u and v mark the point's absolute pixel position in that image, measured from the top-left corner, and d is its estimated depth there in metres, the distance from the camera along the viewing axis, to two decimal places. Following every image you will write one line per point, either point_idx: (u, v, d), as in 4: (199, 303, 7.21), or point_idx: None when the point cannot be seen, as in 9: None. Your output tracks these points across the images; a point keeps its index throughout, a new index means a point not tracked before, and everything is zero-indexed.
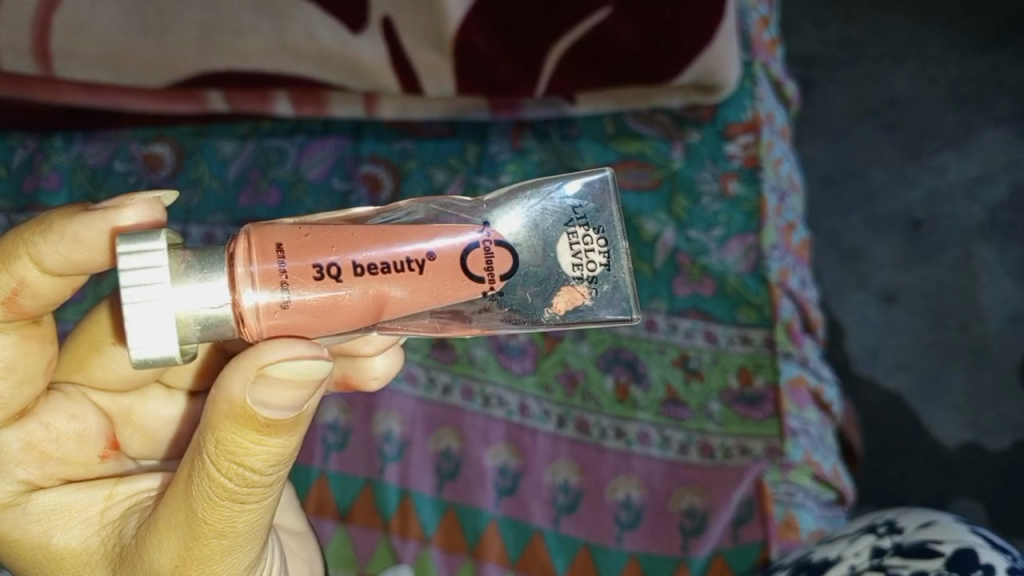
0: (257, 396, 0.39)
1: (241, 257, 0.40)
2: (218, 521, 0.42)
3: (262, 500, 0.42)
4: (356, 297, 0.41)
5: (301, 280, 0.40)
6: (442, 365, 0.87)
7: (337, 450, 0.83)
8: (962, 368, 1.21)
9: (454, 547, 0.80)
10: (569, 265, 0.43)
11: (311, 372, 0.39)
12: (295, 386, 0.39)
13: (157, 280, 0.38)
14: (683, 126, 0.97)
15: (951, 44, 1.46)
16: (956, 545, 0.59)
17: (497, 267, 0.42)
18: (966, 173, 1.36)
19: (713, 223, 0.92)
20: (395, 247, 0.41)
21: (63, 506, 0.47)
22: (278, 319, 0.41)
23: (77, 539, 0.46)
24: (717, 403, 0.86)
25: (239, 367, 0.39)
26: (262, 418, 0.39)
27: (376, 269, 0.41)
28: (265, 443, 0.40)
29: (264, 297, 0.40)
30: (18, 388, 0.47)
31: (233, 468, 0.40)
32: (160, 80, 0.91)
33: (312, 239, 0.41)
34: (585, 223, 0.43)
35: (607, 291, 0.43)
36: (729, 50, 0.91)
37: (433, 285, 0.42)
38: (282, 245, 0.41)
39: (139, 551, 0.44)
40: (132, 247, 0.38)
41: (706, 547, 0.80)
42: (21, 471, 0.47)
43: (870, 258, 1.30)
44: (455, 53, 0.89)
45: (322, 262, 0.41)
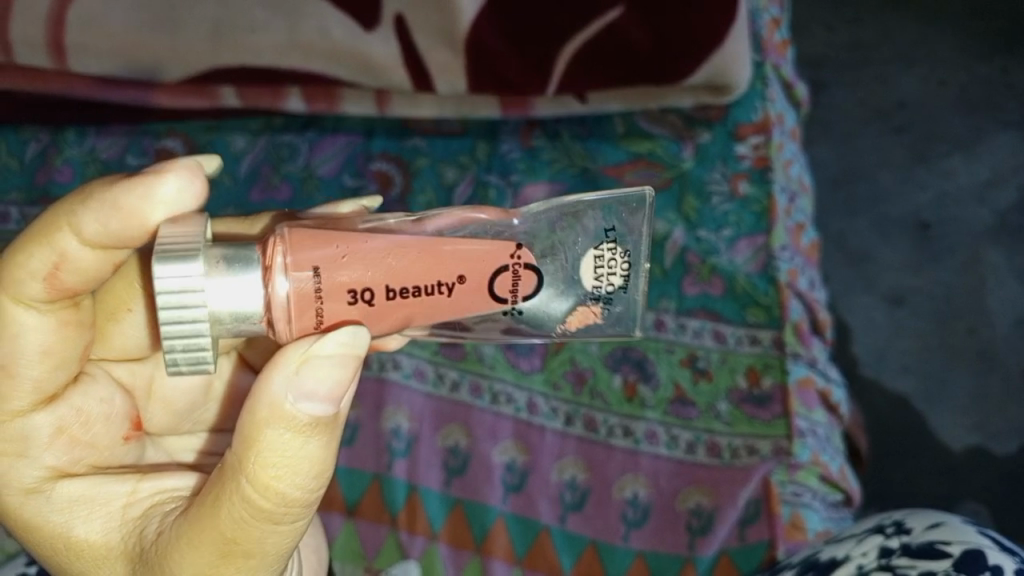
0: (300, 390, 0.39)
1: (279, 271, 0.41)
2: (251, 536, 0.41)
3: (298, 517, 0.42)
4: (386, 316, 0.43)
5: (335, 300, 0.42)
6: (450, 362, 0.87)
7: (345, 446, 0.84)
8: (970, 373, 1.21)
9: (461, 542, 0.80)
10: (591, 286, 0.47)
11: (354, 341, 0.41)
12: (339, 367, 0.40)
13: (189, 270, 0.39)
14: (694, 126, 0.96)
15: (960, 47, 1.47)
16: (965, 546, 0.60)
17: (521, 289, 0.46)
18: (975, 177, 1.36)
19: (723, 224, 0.93)
20: (426, 274, 0.43)
21: (85, 496, 0.46)
22: (310, 329, 0.42)
23: (98, 532, 0.45)
24: (725, 403, 0.86)
25: (281, 364, 0.40)
26: (304, 418, 0.39)
27: (406, 294, 0.43)
28: (307, 448, 0.40)
29: (298, 312, 0.41)
30: (52, 372, 0.46)
31: (273, 478, 0.40)
32: (173, 75, 0.91)
33: (348, 259, 0.42)
34: (612, 248, 0.46)
35: (619, 310, 0.48)
36: (741, 50, 0.90)
37: (458, 302, 0.45)
38: (317, 266, 0.41)
39: (160, 555, 0.43)
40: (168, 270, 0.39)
41: (712, 545, 0.80)
42: (49, 456, 0.46)
43: (878, 260, 1.30)
44: (468, 51, 0.90)
45: (357, 286, 0.42)
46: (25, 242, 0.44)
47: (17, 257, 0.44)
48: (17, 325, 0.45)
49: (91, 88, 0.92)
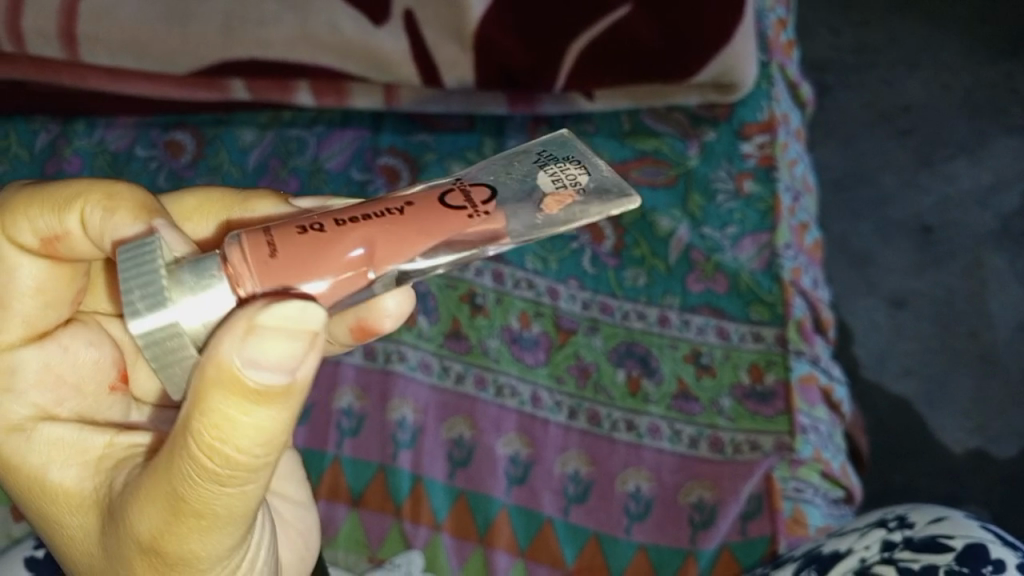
0: (246, 355, 0.36)
1: (228, 244, 0.39)
2: (200, 497, 0.39)
3: (247, 483, 0.39)
4: (342, 244, 0.38)
5: (285, 235, 0.39)
6: (455, 355, 0.88)
7: (351, 436, 0.84)
8: (972, 375, 1.22)
9: (464, 533, 0.81)
10: (549, 179, 0.42)
11: (304, 315, 0.36)
12: (285, 338, 0.36)
13: (150, 250, 0.39)
14: (699, 124, 0.98)
15: (965, 52, 1.48)
16: (967, 540, 0.60)
17: (476, 196, 0.41)
18: (979, 181, 1.36)
19: (728, 222, 0.93)
20: (372, 204, 0.41)
21: (65, 442, 0.46)
22: (261, 272, 0.37)
23: (72, 480, 0.45)
24: (728, 399, 0.87)
25: (229, 327, 0.36)
26: (249, 385, 0.36)
27: (358, 218, 0.40)
28: (252, 414, 0.37)
29: (246, 261, 0.38)
30: (43, 310, 0.47)
31: (216, 441, 0.37)
32: (184, 68, 0.92)
33: (297, 220, 0.40)
34: (553, 157, 0.43)
35: (596, 189, 0.41)
36: (748, 49, 0.91)
37: (418, 221, 0.40)
38: (265, 223, 0.40)
39: (122, 507, 0.42)
40: (129, 253, 0.39)
41: (714, 539, 0.80)
42: (34, 393, 0.47)
43: (880, 262, 1.31)
44: (476, 46, 0.91)
45: (306, 224, 0.39)
46: (40, 197, 0.45)
47: (28, 208, 0.45)
48: (12, 267, 0.46)
49: (101, 80, 0.93)
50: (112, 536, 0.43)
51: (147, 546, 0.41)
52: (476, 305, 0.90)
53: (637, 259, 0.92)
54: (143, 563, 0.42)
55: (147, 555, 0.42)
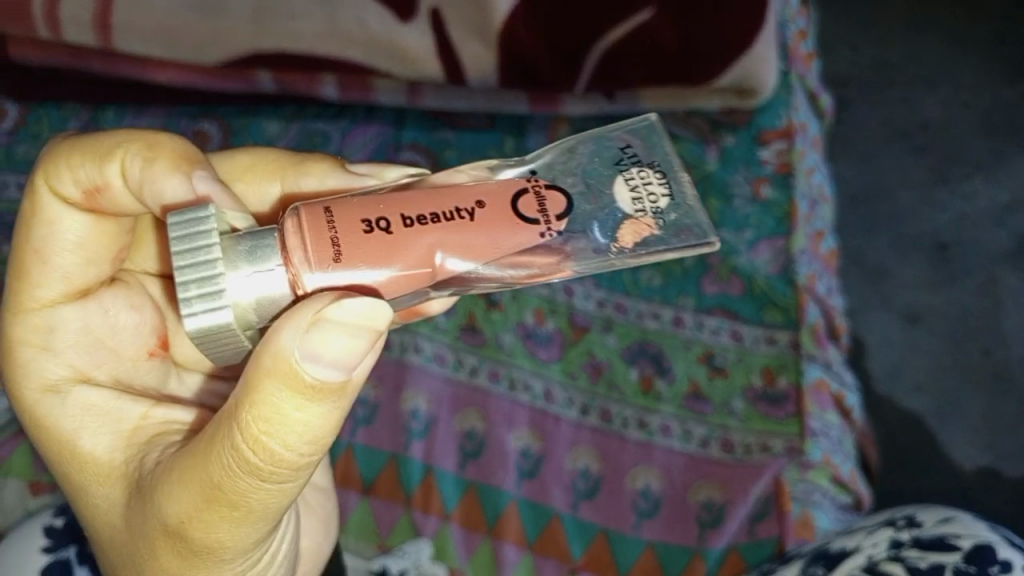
0: (308, 349, 0.37)
1: (293, 228, 0.40)
2: (236, 488, 0.40)
3: (286, 481, 0.40)
4: (411, 246, 0.40)
5: (351, 230, 0.40)
6: (470, 348, 0.89)
7: (365, 425, 0.85)
8: (985, 394, 1.20)
9: (474, 525, 0.81)
10: (631, 202, 0.44)
11: (371, 315, 0.38)
12: (348, 335, 0.38)
13: (205, 228, 0.40)
14: (718, 129, 0.99)
15: (984, 71, 1.48)
16: (975, 539, 0.60)
17: (551, 208, 0.43)
18: (995, 201, 1.36)
19: (744, 226, 0.94)
20: (440, 201, 0.42)
21: (102, 406, 0.48)
22: (330, 271, 0.39)
23: (103, 448, 0.47)
24: (739, 401, 0.87)
25: (292, 316, 0.37)
26: (307, 380, 0.37)
27: (426, 220, 0.41)
28: (306, 410, 0.38)
29: (315, 257, 0.39)
30: (83, 267, 0.49)
31: (264, 435, 0.38)
32: (215, 59, 0.93)
33: (359, 204, 0.41)
34: (638, 166, 0.45)
35: (674, 220, 0.44)
36: (768, 54, 0.92)
37: (488, 231, 0.42)
38: (328, 208, 0.41)
39: (153, 487, 0.43)
40: (183, 229, 0.40)
41: (722, 539, 0.80)
42: (72, 354, 0.49)
43: (895, 277, 1.30)
44: (501, 46, 0.92)
45: (372, 217, 0.40)
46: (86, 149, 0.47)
47: (71, 156, 0.47)
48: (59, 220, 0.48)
49: (136, 68, 0.95)
50: (138, 515, 0.44)
51: (173, 531, 0.42)
52: (492, 300, 0.91)
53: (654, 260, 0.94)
54: (166, 547, 0.43)
55: (172, 540, 0.43)
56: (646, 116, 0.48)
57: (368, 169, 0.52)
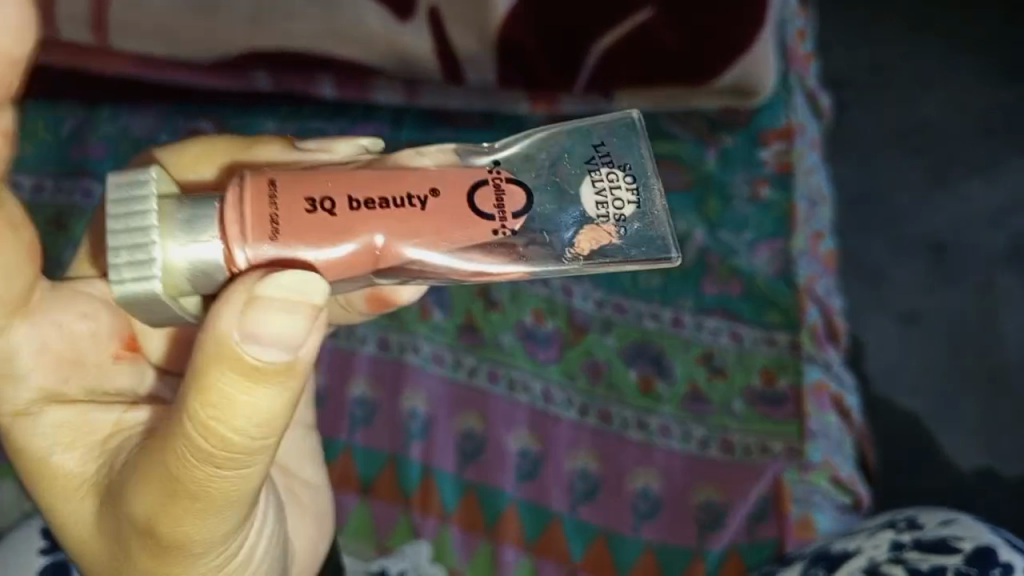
0: (248, 328, 0.36)
1: (234, 199, 0.38)
2: (197, 478, 0.39)
3: (244, 466, 0.39)
4: (352, 233, 0.38)
5: (292, 209, 0.38)
6: (468, 348, 0.89)
7: (364, 425, 0.85)
8: (979, 395, 1.18)
9: (473, 525, 0.81)
10: (594, 204, 0.42)
11: (302, 286, 0.37)
12: (285, 311, 0.36)
13: (144, 190, 0.38)
14: (717, 131, 0.99)
15: (982, 72, 1.47)
16: (977, 542, 0.60)
17: (509, 204, 0.40)
18: (990, 203, 1.33)
19: (744, 227, 0.95)
20: (391, 184, 0.39)
21: (72, 423, 0.46)
22: (266, 255, 0.38)
23: (74, 463, 0.45)
24: (739, 402, 0.87)
25: (229, 298, 0.36)
26: (247, 361, 0.36)
27: (373, 204, 0.39)
28: (252, 393, 0.36)
29: (253, 235, 0.38)
30: (0, 284, 0.42)
31: (213, 420, 0.37)
32: (210, 55, 0.93)
33: (307, 178, 0.39)
34: (609, 165, 0.42)
35: (637, 230, 0.41)
36: (767, 54, 0.93)
37: (434, 224, 0.39)
38: (274, 178, 0.39)
39: (120, 488, 0.42)
40: (120, 189, 0.39)
41: (722, 540, 0.80)
42: (36, 376, 0.46)
43: (894, 279, 1.27)
44: (499, 46, 0.92)
45: (317, 195, 0.38)
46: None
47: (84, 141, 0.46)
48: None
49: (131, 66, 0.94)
50: (111, 520, 0.44)
51: (143, 529, 0.42)
52: (490, 300, 0.91)
53: None
54: (141, 546, 0.43)
55: (144, 538, 0.42)
56: (629, 112, 0.44)
57: (320, 144, 0.51)
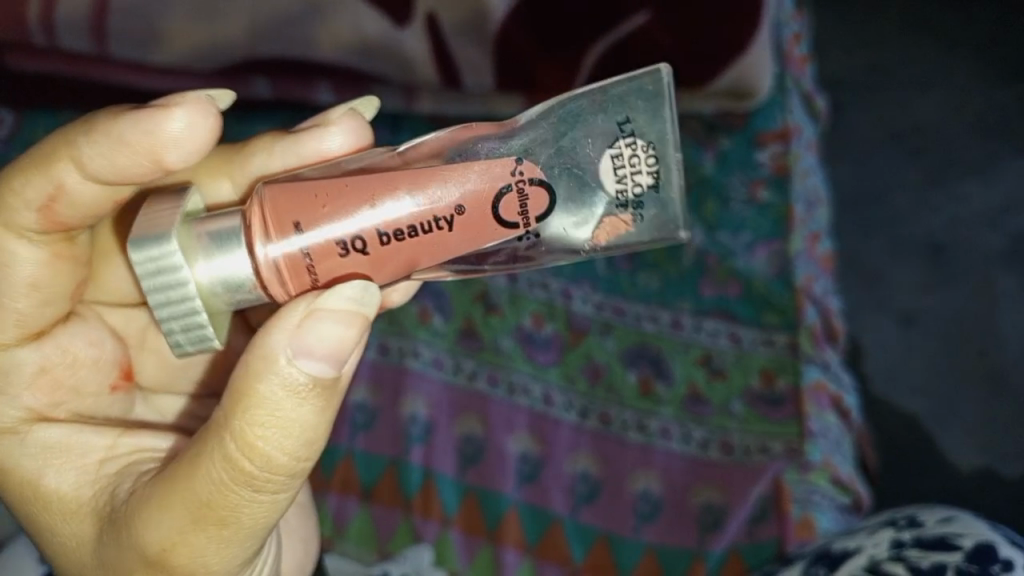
0: (300, 347, 0.40)
1: (262, 241, 0.43)
2: (228, 502, 0.41)
3: (280, 489, 0.42)
4: (389, 258, 0.44)
5: (324, 250, 0.43)
6: (468, 353, 0.89)
7: (364, 431, 0.85)
8: (980, 395, 1.18)
9: (474, 530, 0.81)
10: (615, 192, 0.44)
11: (365, 296, 0.42)
12: (337, 325, 0.41)
13: (173, 267, 0.43)
14: (714, 133, 1.01)
15: (978, 73, 1.47)
16: (977, 539, 0.60)
17: (532, 210, 0.44)
18: (989, 203, 1.34)
19: (741, 228, 0.96)
20: (417, 212, 0.43)
21: (61, 445, 0.47)
22: (305, 283, 0.44)
23: (69, 484, 0.46)
24: (739, 403, 0.88)
25: (282, 322, 0.41)
26: (299, 378, 0.40)
27: (402, 234, 0.43)
28: (299, 410, 0.40)
29: (288, 267, 0.43)
30: (39, 308, 0.49)
31: (259, 438, 0.40)
32: (210, 63, 0.91)
33: (331, 211, 0.43)
34: (631, 140, 0.44)
35: (655, 210, 0.45)
36: (764, 56, 0.94)
37: (461, 240, 0.44)
38: (298, 220, 0.43)
39: (128, 516, 0.43)
40: (152, 264, 0.43)
41: (722, 541, 0.80)
42: (28, 397, 0.49)
43: (893, 280, 1.28)
44: (495, 52, 0.93)
45: (345, 237, 0.43)
46: (32, 168, 0.47)
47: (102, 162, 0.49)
48: (9, 255, 0.48)
49: (128, 76, 0.92)
50: (111, 547, 0.44)
51: (155, 558, 0.42)
52: (490, 304, 0.91)
53: (651, 263, 0.95)
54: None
55: (152, 568, 0.43)
56: (655, 65, 0.44)
57: (314, 122, 0.56)
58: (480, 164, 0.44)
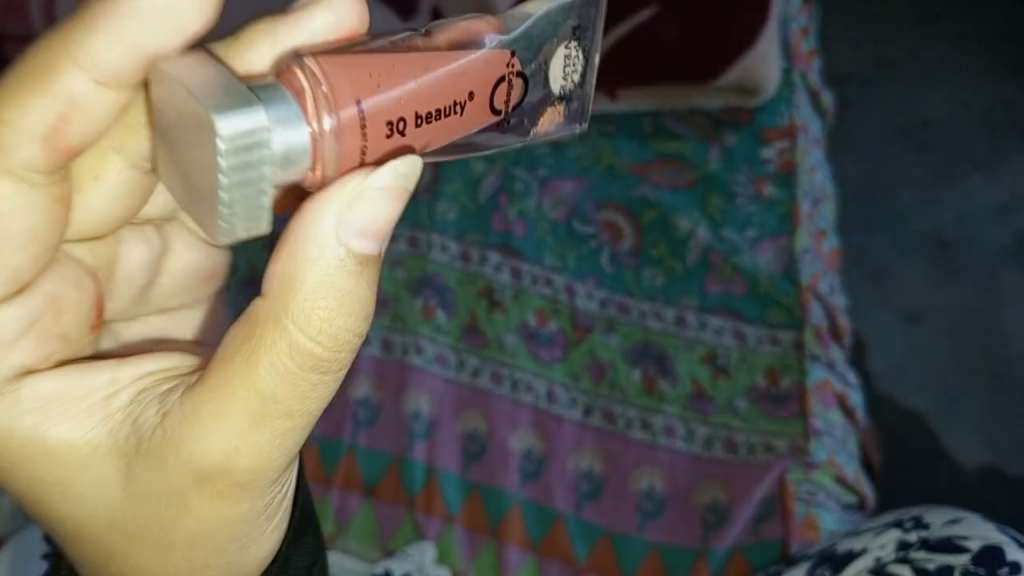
0: (353, 227, 0.36)
1: (316, 116, 0.35)
2: (296, 393, 0.39)
3: (341, 368, 0.40)
4: (419, 139, 0.39)
5: (376, 127, 0.37)
6: (472, 349, 0.88)
7: (367, 426, 0.85)
8: (986, 393, 1.17)
9: (477, 527, 0.80)
10: (559, 86, 0.46)
11: (412, 172, 0.37)
12: (391, 199, 0.37)
13: (256, 125, 0.32)
14: (721, 129, 1.01)
15: (985, 69, 1.46)
16: (983, 542, 0.59)
17: (513, 100, 0.43)
18: (996, 199, 1.33)
19: (747, 225, 0.95)
20: (445, 91, 0.39)
21: (59, 395, 0.41)
22: (349, 167, 0.37)
23: (81, 431, 0.41)
24: (744, 400, 0.87)
25: (328, 200, 0.36)
26: (357, 254, 0.37)
27: (433, 116, 0.39)
28: (361, 286, 0.38)
29: (344, 148, 0.36)
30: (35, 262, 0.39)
31: (324, 319, 0.38)
32: None
33: (383, 84, 0.37)
34: (574, 39, 0.45)
35: (574, 106, 0.47)
36: (771, 53, 0.97)
37: (468, 123, 0.41)
38: (359, 96, 0.36)
39: (171, 438, 0.40)
40: (236, 128, 0.32)
41: (727, 539, 0.79)
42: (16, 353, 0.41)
43: (899, 277, 1.27)
44: None
45: (392, 116, 0.37)
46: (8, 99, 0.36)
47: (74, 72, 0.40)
48: None
49: None
50: (152, 475, 0.41)
51: (215, 469, 0.40)
52: (493, 300, 0.91)
53: (655, 260, 0.93)
54: (202, 492, 0.41)
55: (209, 479, 0.41)
56: None
57: None
58: (496, 47, 0.41)
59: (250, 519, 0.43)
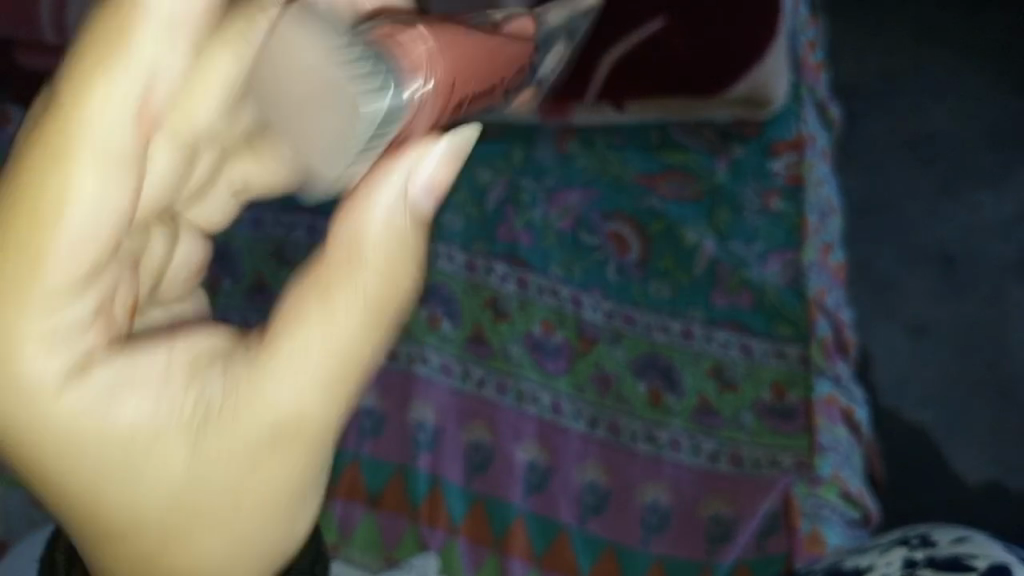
0: (421, 181, 0.39)
1: (420, 88, 0.38)
2: (367, 347, 0.40)
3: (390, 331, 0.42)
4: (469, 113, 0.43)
5: (449, 108, 0.40)
6: (477, 359, 0.88)
7: (371, 437, 0.84)
8: (990, 407, 1.17)
9: (480, 538, 0.80)
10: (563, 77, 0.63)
11: (467, 140, 0.41)
12: (451, 162, 0.40)
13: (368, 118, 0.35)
14: (729, 142, 1.01)
15: (990, 82, 1.46)
16: (991, 561, 0.59)
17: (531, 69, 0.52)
18: (1001, 212, 1.33)
19: (754, 238, 0.95)
20: (495, 70, 0.44)
21: (121, 377, 0.36)
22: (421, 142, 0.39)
23: (144, 412, 0.36)
24: (749, 414, 0.87)
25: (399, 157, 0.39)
26: (422, 212, 0.40)
27: (484, 97, 0.44)
28: (415, 248, 0.40)
29: (432, 137, 0.39)
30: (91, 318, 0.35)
31: (392, 272, 0.39)
32: None
33: (458, 68, 0.40)
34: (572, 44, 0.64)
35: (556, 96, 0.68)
36: (778, 65, 0.95)
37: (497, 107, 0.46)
38: (450, 74, 0.40)
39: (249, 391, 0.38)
40: None
41: (732, 553, 0.79)
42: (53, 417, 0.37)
43: (904, 290, 1.26)
44: None
45: (462, 97, 0.41)
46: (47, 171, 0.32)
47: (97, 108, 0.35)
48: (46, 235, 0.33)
49: None
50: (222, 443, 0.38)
51: (291, 426, 0.39)
52: (499, 311, 0.91)
53: (661, 272, 0.93)
54: (275, 456, 0.39)
55: (283, 439, 0.39)
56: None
57: None
58: (522, 43, 0.48)
59: (294, 498, 0.41)
